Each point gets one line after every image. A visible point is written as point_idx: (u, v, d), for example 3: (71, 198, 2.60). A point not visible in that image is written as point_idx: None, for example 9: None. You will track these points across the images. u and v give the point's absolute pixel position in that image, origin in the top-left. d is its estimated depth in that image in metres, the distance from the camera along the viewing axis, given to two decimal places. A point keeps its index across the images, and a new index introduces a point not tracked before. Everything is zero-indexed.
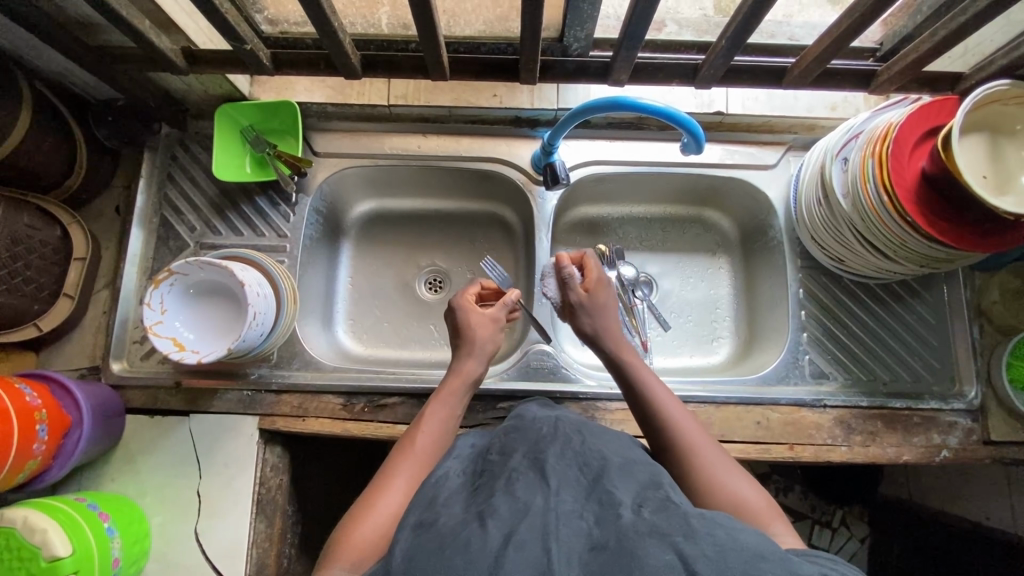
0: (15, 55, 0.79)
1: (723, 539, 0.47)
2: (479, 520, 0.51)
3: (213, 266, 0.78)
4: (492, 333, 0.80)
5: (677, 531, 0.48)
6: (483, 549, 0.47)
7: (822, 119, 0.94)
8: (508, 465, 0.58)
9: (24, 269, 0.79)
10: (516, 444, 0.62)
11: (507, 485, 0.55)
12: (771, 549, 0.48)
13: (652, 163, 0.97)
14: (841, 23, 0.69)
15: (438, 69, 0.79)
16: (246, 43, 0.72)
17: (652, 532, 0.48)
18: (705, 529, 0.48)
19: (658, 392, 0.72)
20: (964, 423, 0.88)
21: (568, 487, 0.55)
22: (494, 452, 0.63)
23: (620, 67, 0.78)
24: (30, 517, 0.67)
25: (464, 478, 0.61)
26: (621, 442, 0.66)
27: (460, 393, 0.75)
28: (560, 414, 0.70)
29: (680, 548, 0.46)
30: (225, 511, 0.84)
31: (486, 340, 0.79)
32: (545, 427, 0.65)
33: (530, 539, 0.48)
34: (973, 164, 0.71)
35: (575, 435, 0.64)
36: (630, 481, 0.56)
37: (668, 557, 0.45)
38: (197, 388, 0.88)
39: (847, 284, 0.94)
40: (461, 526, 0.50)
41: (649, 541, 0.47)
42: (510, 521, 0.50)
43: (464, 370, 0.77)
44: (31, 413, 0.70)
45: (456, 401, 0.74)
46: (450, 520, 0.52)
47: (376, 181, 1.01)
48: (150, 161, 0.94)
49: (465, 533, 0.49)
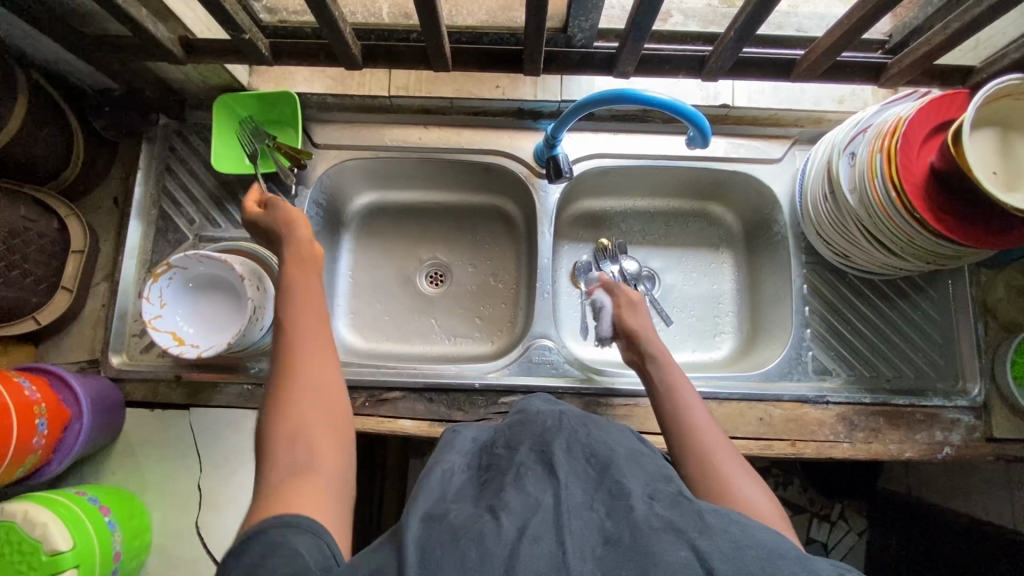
0: (10, 43, 0.77)
1: (738, 536, 0.47)
2: (490, 513, 0.50)
3: (212, 259, 0.77)
4: (280, 200, 0.74)
5: (692, 527, 0.48)
6: (498, 540, 0.47)
7: (829, 113, 0.93)
8: (514, 460, 0.58)
9: (21, 262, 0.78)
10: (521, 436, 0.62)
11: (517, 481, 0.54)
12: (787, 546, 0.47)
13: (656, 157, 0.96)
14: (852, 15, 0.67)
15: (441, 60, 0.77)
16: (245, 33, 0.71)
17: (666, 525, 0.48)
18: (720, 526, 0.48)
19: (678, 398, 0.72)
20: (966, 421, 0.87)
21: (578, 479, 0.54)
22: (500, 447, 0.62)
23: (626, 59, 0.76)
24: (30, 511, 0.67)
25: (469, 472, 0.60)
26: (626, 435, 0.65)
27: (305, 263, 0.69)
28: (563, 408, 0.70)
29: (695, 544, 0.46)
30: (225, 506, 0.84)
31: (289, 217, 0.72)
32: (549, 421, 0.65)
33: (543, 532, 0.47)
34: (983, 159, 0.70)
35: (581, 427, 0.63)
36: (642, 476, 0.56)
37: (683, 552, 0.45)
38: (196, 382, 0.88)
39: (851, 281, 0.93)
40: (471, 520, 0.50)
41: (664, 537, 0.46)
42: (522, 514, 0.49)
43: (292, 247, 0.70)
44: (30, 407, 0.69)
45: (305, 273, 0.68)
46: (461, 513, 0.51)
47: (376, 173, 1.00)
48: (148, 152, 0.93)
49: (477, 526, 0.48)
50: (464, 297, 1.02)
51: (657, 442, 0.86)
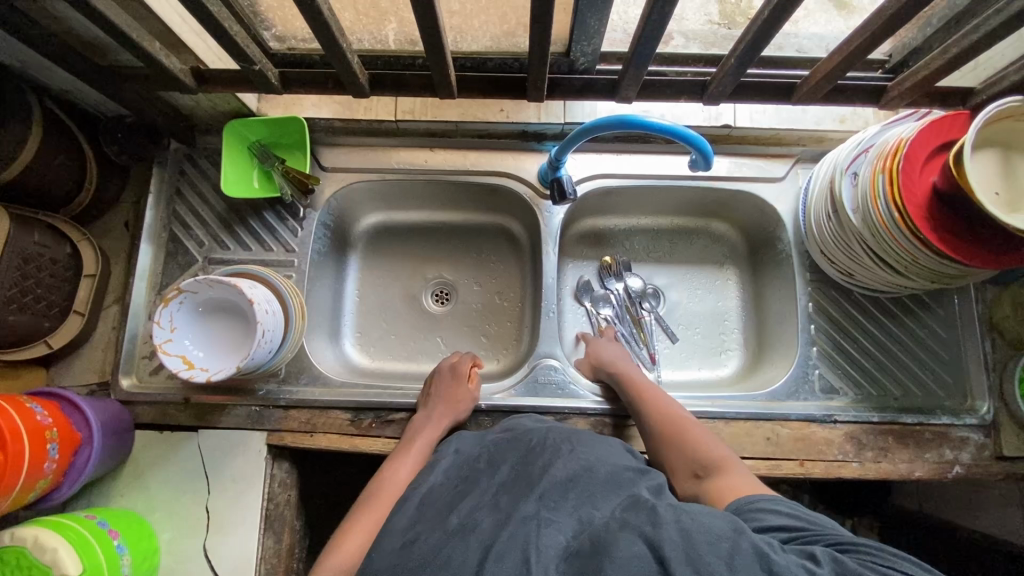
0: (26, 75, 0.79)
1: (689, 525, 0.54)
2: (467, 532, 0.60)
3: (222, 284, 0.78)
4: (473, 382, 0.88)
5: (644, 522, 0.56)
6: (467, 560, 0.56)
7: (830, 132, 0.94)
8: (494, 480, 0.68)
9: (34, 287, 0.79)
10: (504, 455, 0.72)
11: (494, 501, 0.64)
12: (733, 526, 0.54)
13: (660, 177, 0.96)
14: (853, 41, 0.68)
15: (447, 86, 0.78)
16: (255, 65, 0.72)
17: (624, 528, 0.56)
18: (671, 517, 0.55)
19: (643, 401, 0.82)
20: (976, 439, 0.87)
21: (549, 496, 0.63)
22: (483, 462, 0.72)
23: (628, 84, 0.77)
24: (40, 536, 0.68)
25: (456, 484, 0.70)
26: (610, 450, 0.73)
27: (424, 444, 0.81)
28: (550, 424, 0.77)
29: (647, 536, 0.54)
30: (233, 527, 0.84)
31: (451, 396, 0.85)
32: (534, 438, 0.73)
33: (507, 548, 0.56)
34: (987, 180, 0.70)
35: (564, 444, 0.71)
36: (613, 492, 0.63)
37: (637, 547, 0.53)
38: (205, 404, 0.89)
39: (857, 298, 0.93)
40: (442, 542, 0.59)
41: (621, 537, 0.55)
42: (491, 535, 0.58)
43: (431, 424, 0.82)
44: (42, 432, 0.70)
45: (417, 452, 0.81)
46: (429, 537, 0.61)
47: (382, 195, 1.01)
48: (158, 177, 0.95)
49: (449, 548, 0.58)
50: (469, 316, 1.03)
51: None
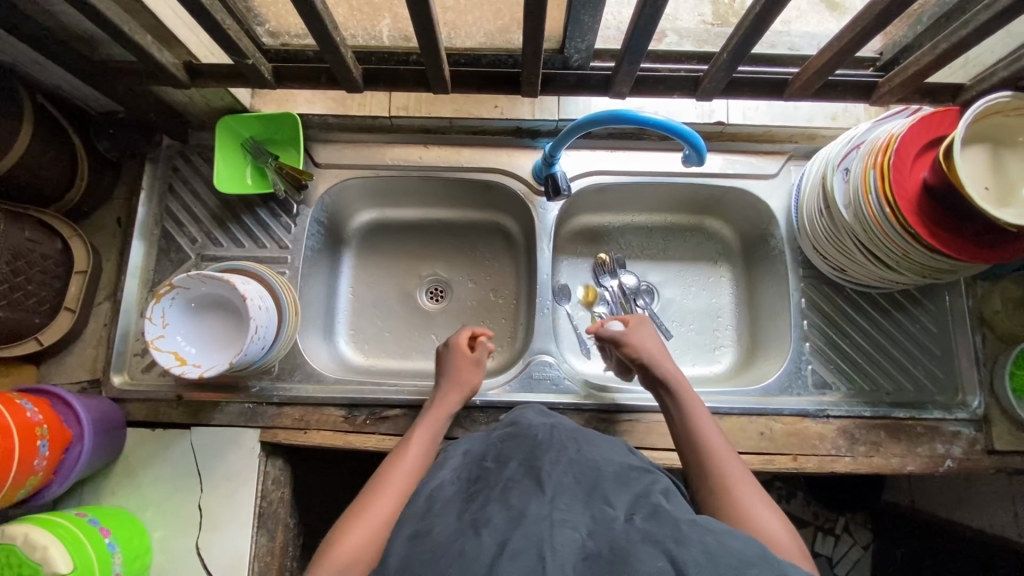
0: (17, 70, 0.79)
1: (713, 546, 0.54)
2: (475, 529, 0.58)
3: (215, 280, 0.78)
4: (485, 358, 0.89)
5: (668, 537, 0.55)
6: (479, 557, 0.54)
7: (823, 129, 0.94)
8: (503, 475, 0.66)
9: (25, 283, 0.78)
10: (510, 452, 0.70)
11: (502, 494, 0.62)
12: (758, 556, 0.54)
13: (652, 173, 0.97)
14: (842, 38, 0.69)
15: (441, 81, 0.79)
16: (249, 59, 0.72)
17: (645, 540, 0.55)
18: (695, 535, 0.56)
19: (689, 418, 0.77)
20: (967, 433, 0.88)
21: (561, 497, 0.61)
22: (490, 459, 0.70)
23: (622, 79, 0.78)
24: (31, 534, 0.67)
25: (457, 483, 0.69)
26: (614, 448, 0.73)
27: (439, 421, 0.81)
28: (555, 420, 0.77)
29: (671, 554, 0.53)
30: (226, 525, 0.84)
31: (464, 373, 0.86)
32: (540, 433, 0.73)
33: (522, 548, 0.54)
34: (975, 174, 0.71)
35: (571, 443, 0.71)
36: (624, 495, 0.64)
37: (660, 563, 0.52)
38: (198, 401, 0.88)
39: (848, 294, 0.94)
40: (440, 536, 0.60)
41: (642, 549, 0.54)
42: (505, 531, 0.57)
43: (445, 402, 0.83)
44: (32, 428, 0.69)
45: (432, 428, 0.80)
46: (429, 533, 0.61)
47: (377, 191, 1.01)
48: (151, 173, 0.94)
49: (462, 543, 0.56)
50: (464, 313, 1.03)
51: (658, 458, 0.86)
